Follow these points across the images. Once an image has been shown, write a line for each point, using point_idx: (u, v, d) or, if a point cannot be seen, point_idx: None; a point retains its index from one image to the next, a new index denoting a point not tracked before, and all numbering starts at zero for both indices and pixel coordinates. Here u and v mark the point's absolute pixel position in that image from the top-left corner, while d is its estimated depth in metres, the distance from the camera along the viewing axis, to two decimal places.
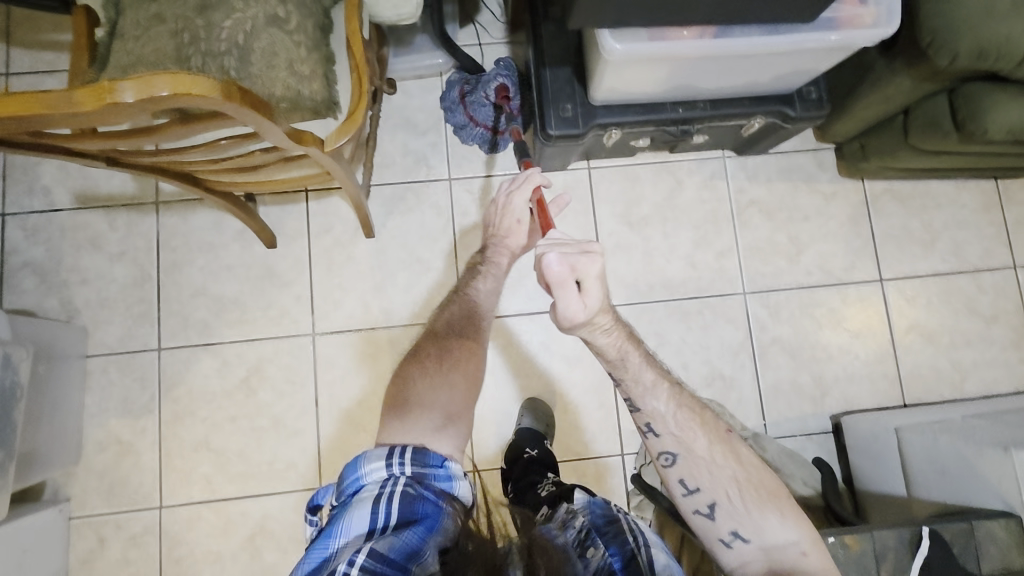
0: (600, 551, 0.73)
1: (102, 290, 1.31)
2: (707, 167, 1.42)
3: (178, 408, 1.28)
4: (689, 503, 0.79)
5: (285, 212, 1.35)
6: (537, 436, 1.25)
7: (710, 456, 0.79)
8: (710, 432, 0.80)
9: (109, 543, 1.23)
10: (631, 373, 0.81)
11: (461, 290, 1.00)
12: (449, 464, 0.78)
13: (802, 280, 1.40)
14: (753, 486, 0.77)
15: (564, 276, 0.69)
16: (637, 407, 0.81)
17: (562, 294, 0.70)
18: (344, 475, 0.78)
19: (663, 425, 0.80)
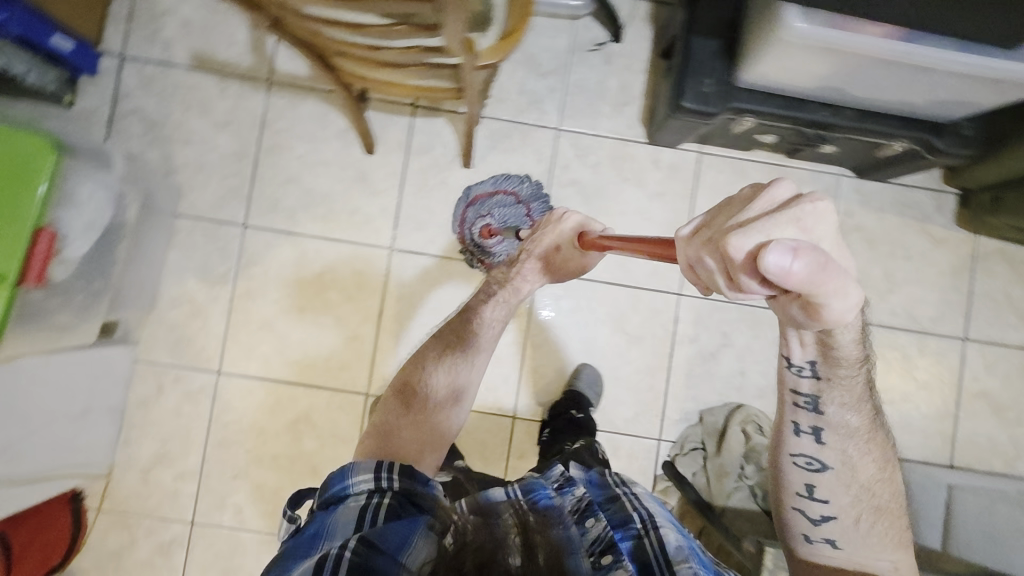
0: (601, 524, 0.75)
1: (202, 154, 1.33)
2: (822, 181, 1.35)
3: (251, 285, 1.32)
4: (799, 501, 0.81)
5: (390, 122, 1.34)
6: (583, 400, 1.27)
7: (864, 479, 0.79)
8: (878, 456, 0.80)
9: (166, 392, 1.30)
10: (843, 378, 0.76)
11: (466, 312, 1.05)
12: (434, 485, 0.80)
13: (884, 319, 1.35)
14: (886, 516, 0.79)
15: (815, 263, 0.56)
16: (821, 410, 0.77)
17: (826, 280, 0.58)
18: (331, 482, 0.82)
19: (831, 434, 0.78)
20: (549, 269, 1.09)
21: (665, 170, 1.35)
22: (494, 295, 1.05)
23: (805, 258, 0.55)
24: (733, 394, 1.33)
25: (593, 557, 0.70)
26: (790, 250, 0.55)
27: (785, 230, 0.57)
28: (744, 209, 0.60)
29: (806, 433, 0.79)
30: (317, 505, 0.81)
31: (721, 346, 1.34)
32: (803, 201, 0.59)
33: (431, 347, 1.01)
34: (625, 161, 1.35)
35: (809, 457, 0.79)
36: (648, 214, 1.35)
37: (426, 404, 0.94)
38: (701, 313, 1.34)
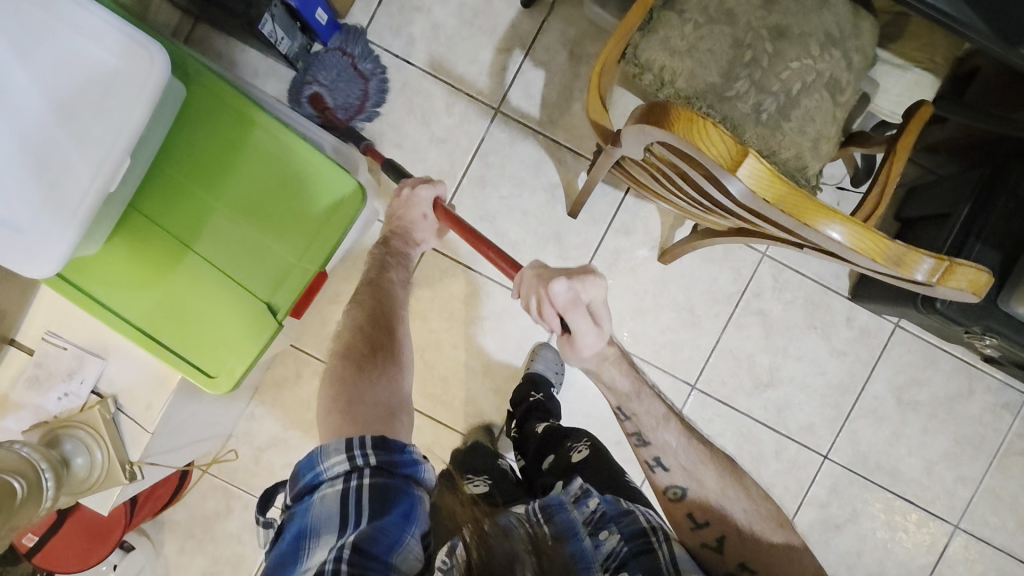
0: (615, 537, 0.66)
1: (409, 163, 1.28)
2: (1005, 394, 1.30)
3: (414, 306, 1.30)
4: (690, 537, 0.75)
5: (602, 192, 1.29)
6: (542, 382, 1.24)
7: (718, 487, 0.78)
8: (722, 465, 0.80)
9: (303, 381, 1.29)
10: (643, 408, 0.86)
11: (376, 278, 0.94)
12: (412, 447, 0.71)
13: (1015, 548, 1.32)
14: (761, 520, 0.75)
15: (571, 301, 0.78)
16: (647, 441, 0.84)
17: (578, 320, 0.79)
18: (299, 469, 0.70)
19: (673, 458, 0.81)
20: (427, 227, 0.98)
21: (855, 331, 1.30)
22: (393, 264, 0.96)
23: (576, 289, 0.78)
24: (842, 570, 1.31)
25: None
26: (569, 286, 0.78)
27: (578, 286, 0.78)
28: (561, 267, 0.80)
29: (656, 468, 0.81)
30: (289, 499, 0.69)
31: (848, 521, 1.31)
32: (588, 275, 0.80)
33: (374, 309, 0.90)
34: (820, 309, 1.30)
35: (672, 483, 0.79)
36: (824, 368, 1.30)
37: (379, 375, 0.84)
38: (839, 481, 1.31)
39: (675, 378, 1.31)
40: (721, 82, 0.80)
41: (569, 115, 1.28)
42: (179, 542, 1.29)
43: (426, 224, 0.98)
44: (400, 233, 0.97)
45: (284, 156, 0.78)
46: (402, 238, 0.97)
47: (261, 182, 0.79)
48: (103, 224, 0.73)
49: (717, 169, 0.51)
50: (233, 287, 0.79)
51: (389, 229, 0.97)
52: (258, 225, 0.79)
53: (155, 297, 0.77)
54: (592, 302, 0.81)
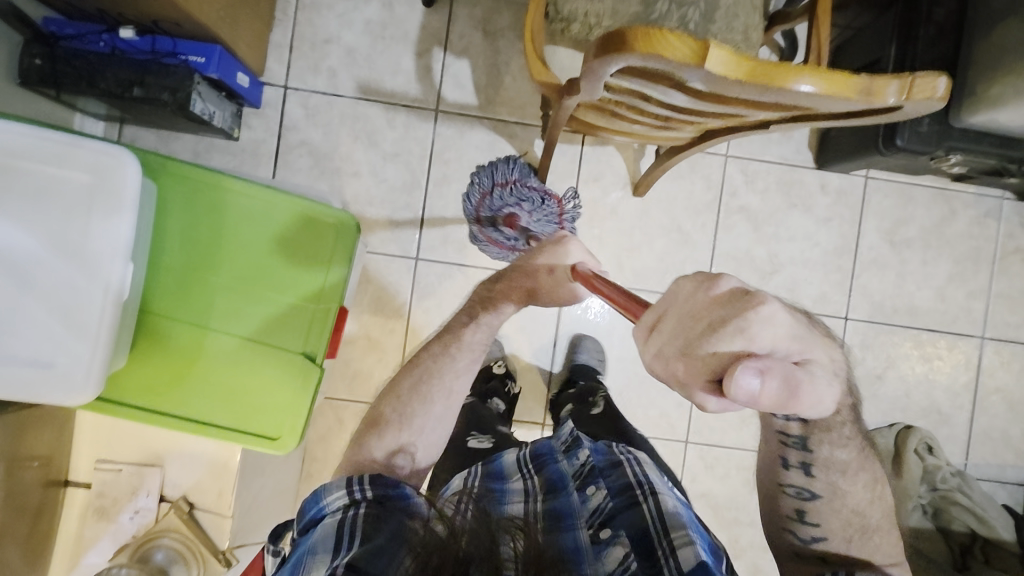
0: (601, 490, 0.86)
1: (372, 187, 1.31)
2: (983, 203, 1.37)
3: (426, 319, 1.32)
4: (791, 524, 0.76)
5: (560, 151, 1.33)
6: (587, 369, 1.29)
7: (854, 501, 0.74)
8: (872, 478, 0.74)
9: (347, 425, 1.31)
10: (831, 421, 0.68)
11: (439, 339, 1.01)
12: (407, 485, 0.76)
13: None
14: (876, 533, 0.75)
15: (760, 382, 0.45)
16: (811, 447, 0.70)
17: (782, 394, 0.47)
18: (303, 508, 0.76)
19: (823, 469, 0.72)
20: (544, 286, 0.98)
21: (832, 195, 1.36)
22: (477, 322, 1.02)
23: (768, 369, 0.45)
24: (898, 414, 1.37)
25: (593, 530, 0.78)
26: (760, 372, 0.45)
27: (745, 346, 0.47)
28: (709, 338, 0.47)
29: (794, 467, 0.73)
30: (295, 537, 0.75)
31: (887, 368, 1.37)
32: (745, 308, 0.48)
33: (404, 371, 1.00)
34: (793, 186, 1.36)
35: (799, 487, 0.74)
36: (815, 238, 1.37)
37: (400, 434, 0.91)
38: (866, 336, 1.37)
39: None
40: (642, 10, 0.85)
41: (503, 91, 1.31)
42: None
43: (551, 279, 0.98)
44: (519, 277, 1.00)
45: (271, 214, 0.79)
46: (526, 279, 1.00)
47: (253, 249, 0.80)
48: (123, 337, 0.74)
49: (684, 68, 0.54)
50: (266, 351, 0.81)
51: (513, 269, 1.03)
52: (268, 287, 0.81)
53: (194, 387, 0.79)
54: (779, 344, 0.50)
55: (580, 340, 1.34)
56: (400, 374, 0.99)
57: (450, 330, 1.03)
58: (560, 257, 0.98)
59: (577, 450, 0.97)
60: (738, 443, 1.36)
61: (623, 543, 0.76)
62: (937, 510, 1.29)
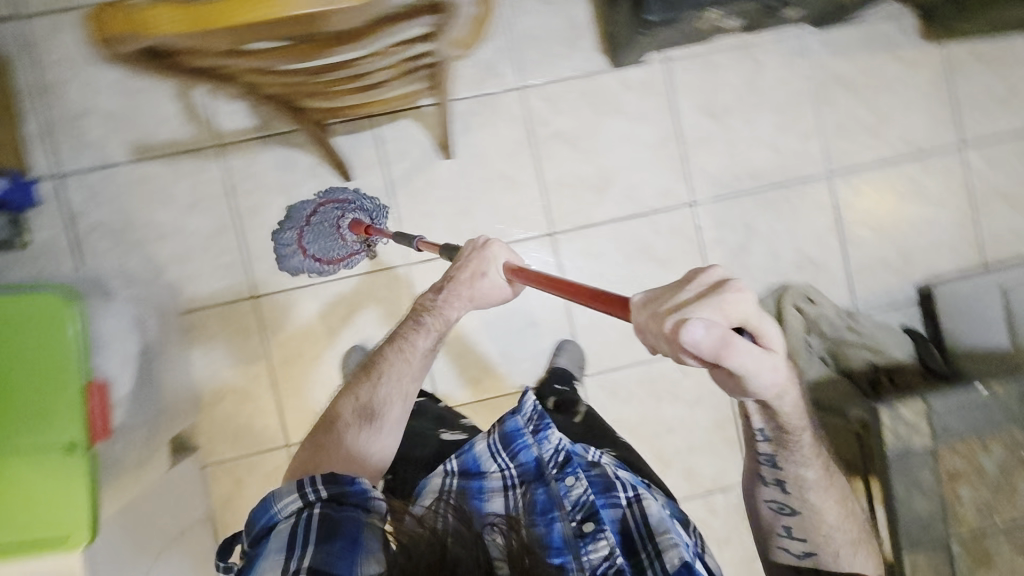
0: (580, 485, 0.82)
1: (184, 243, 1.27)
2: (787, 46, 1.35)
3: (286, 352, 1.29)
4: (781, 540, 0.85)
5: (356, 141, 1.29)
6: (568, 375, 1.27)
7: (830, 518, 0.80)
8: (840, 496, 0.81)
9: (246, 482, 1.29)
10: (798, 443, 0.74)
11: (395, 343, 0.99)
12: (362, 480, 0.80)
13: (886, 155, 1.39)
14: (861, 546, 0.83)
15: (719, 338, 0.51)
16: (780, 466, 0.77)
17: (740, 357, 0.53)
18: (256, 515, 0.81)
19: (800, 487, 0.79)
20: (476, 297, 0.96)
21: (639, 90, 1.34)
22: (420, 327, 0.98)
23: (723, 331, 0.51)
24: (774, 277, 1.37)
25: (575, 523, 0.78)
26: (711, 326, 0.51)
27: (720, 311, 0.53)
28: (682, 294, 0.55)
29: (772, 483, 0.81)
30: (248, 546, 0.79)
31: (749, 237, 1.36)
32: (725, 287, 0.54)
33: (363, 379, 0.98)
34: (597, 94, 1.33)
35: (778, 504, 0.82)
36: (636, 138, 1.34)
37: (358, 439, 0.91)
38: (718, 214, 1.36)
39: (535, 239, 1.33)
40: None
41: None
42: None
43: (476, 281, 0.95)
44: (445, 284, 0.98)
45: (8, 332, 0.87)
46: (452, 290, 0.96)
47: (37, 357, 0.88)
48: None
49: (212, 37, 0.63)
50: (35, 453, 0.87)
51: (442, 281, 0.98)
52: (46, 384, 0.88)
53: None
54: (747, 322, 0.55)
55: (557, 350, 1.33)
56: (357, 379, 0.99)
57: (400, 334, 1.00)
58: (486, 260, 0.95)
59: (545, 432, 0.90)
60: (632, 359, 1.36)
61: (607, 538, 0.77)
62: (834, 355, 1.30)
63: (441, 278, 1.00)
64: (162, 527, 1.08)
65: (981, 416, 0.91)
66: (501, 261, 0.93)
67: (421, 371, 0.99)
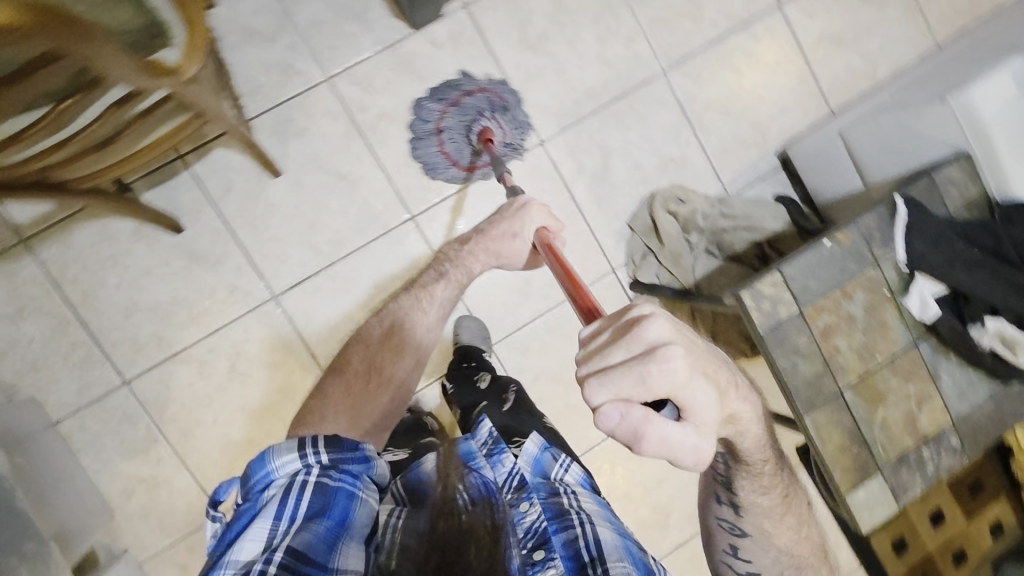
0: (535, 510, 0.74)
1: (26, 353, 1.17)
2: None
3: (182, 425, 1.22)
4: (727, 556, 0.83)
5: (173, 188, 1.19)
6: (474, 351, 1.27)
7: (784, 538, 0.80)
8: (796, 523, 0.81)
9: (191, 564, 1.24)
10: (759, 470, 0.77)
11: (417, 286, 1.04)
12: (364, 447, 0.77)
13: (711, 35, 1.37)
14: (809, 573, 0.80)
15: (634, 422, 0.54)
16: (736, 496, 0.79)
17: (657, 443, 0.55)
18: (251, 471, 0.73)
19: (750, 507, 0.79)
20: (501, 254, 1.03)
21: (449, 43, 1.27)
22: (442, 277, 1.04)
23: (638, 413, 0.55)
24: (642, 188, 1.36)
25: (527, 552, 0.68)
26: (627, 409, 0.55)
27: (638, 385, 0.56)
28: (609, 354, 0.58)
29: (725, 504, 0.81)
30: (240, 500, 0.72)
31: (607, 157, 1.34)
32: (652, 356, 0.57)
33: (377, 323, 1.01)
34: (409, 60, 1.26)
35: (729, 523, 0.81)
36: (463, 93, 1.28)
37: (367, 386, 0.95)
38: (570, 143, 1.33)
39: (397, 227, 1.28)
40: None
41: None
42: None
43: (509, 243, 1.02)
44: (478, 241, 1.04)
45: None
46: (480, 247, 1.03)
47: None
48: None
49: None
50: None
51: (469, 237, 1.05)
52: None
53: None
54: (671, 395, 0.57)
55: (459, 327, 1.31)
56: (372, 321, 1.02)
57: (421, 284, 1.04)
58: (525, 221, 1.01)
59: (497, 457, 0.84)
60: (532, 312, 1.35)
61: (557, 565, 0.66)
62: (719, 245, 1.31)
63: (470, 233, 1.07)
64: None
65: (832, 267, 1.05)
66: (537, 228, 1.00)
67: (438, 324, 1.03)
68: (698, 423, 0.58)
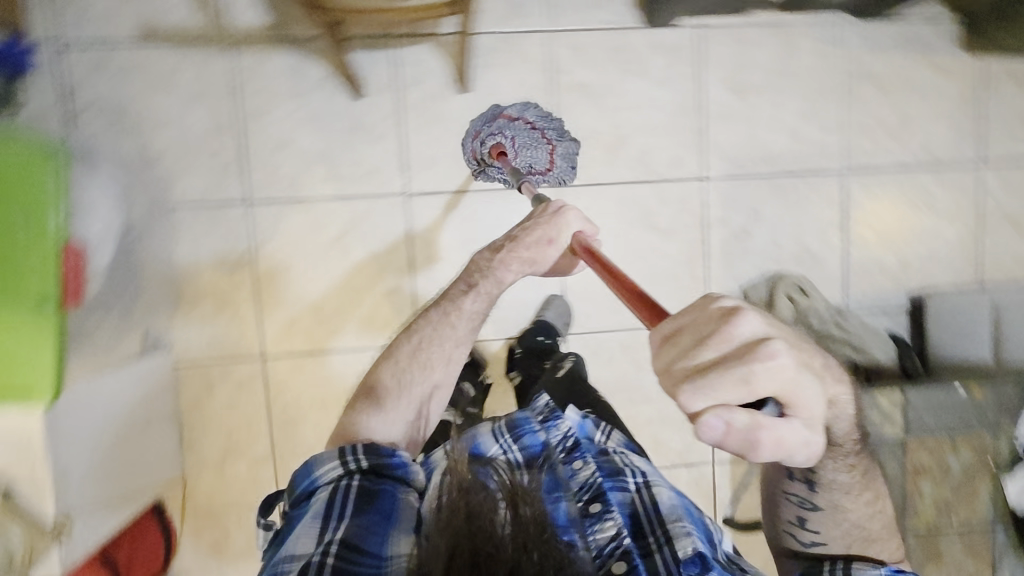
0: (589, 467, 0.80)
1: (182, 135, 1.24)
2: (824, 31, 1.32)
3: (273, 263, 1.28)
4: (790, 526, 0.79)
5: (373, 59, 1.25)
6: (552, 329, 1.28)
7: (857, 513, 0.75)
8: (875, 491, 0.76)
9: (216, 388, 1.28)
10: (843, 445, 0.71)
11: (442, 301, 0.97)
12: (401, 453, 0.77)
13: (903, 160, 1.37)
14: (877, 540, 0.76)
15: (741, 425, 0.50)
16: (813, 470, 0.74)
17: (760, 443, 0.52)
18: (297, 478, 0.78)
19: (826, 485, 0.74)
20: (537, 260, 0.96)
21: (668, 52, 1.30)
22: (473, 289, 0.96)
23: (744, 415, 0.50)
24: (771, 265, 1.36)
25: (582, 504, 0.75)
26: (730, 415, 0.50)
27: (741, 386, 0.50)
28: (702, 352, 0.52)
29: (797, 478, 0.76)
30: (290, 505, 0.77)
31: (754, 221, 1.35)
32: (753, 351, 0.51)
33: (402, 340, 0.95)
34: (626, 50, 1.29)
35: (801, 497, 0.76)
36: (657, 102, 1.31)
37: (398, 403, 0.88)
38: (727, 192, 1.34)
39: (539, 188, 1.31)
40: None
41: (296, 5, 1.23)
42: None
43: (545, 250, 0.96)
44: (513, 251, 0.97)
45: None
46: (514, 258, 0.96)
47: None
48: None
49: None
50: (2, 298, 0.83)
51: (503, 242, 0.99)
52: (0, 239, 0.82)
53: None
54: (775, 393, 0.53)
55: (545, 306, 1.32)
56: (397, 342, 0.95)
57: (448, 297, 0.97)
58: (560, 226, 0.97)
59: (552, 422, 0.88)
60: (617, 324, 1.36)
61: (615, 516, 0.73)
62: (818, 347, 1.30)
63: (506, 239, 1.00)
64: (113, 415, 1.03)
65: (948, 414, 1.14)
66: (574, 231, 0.96)
67: (472, 334, 0.95)
68: (793, 414, 0.55)
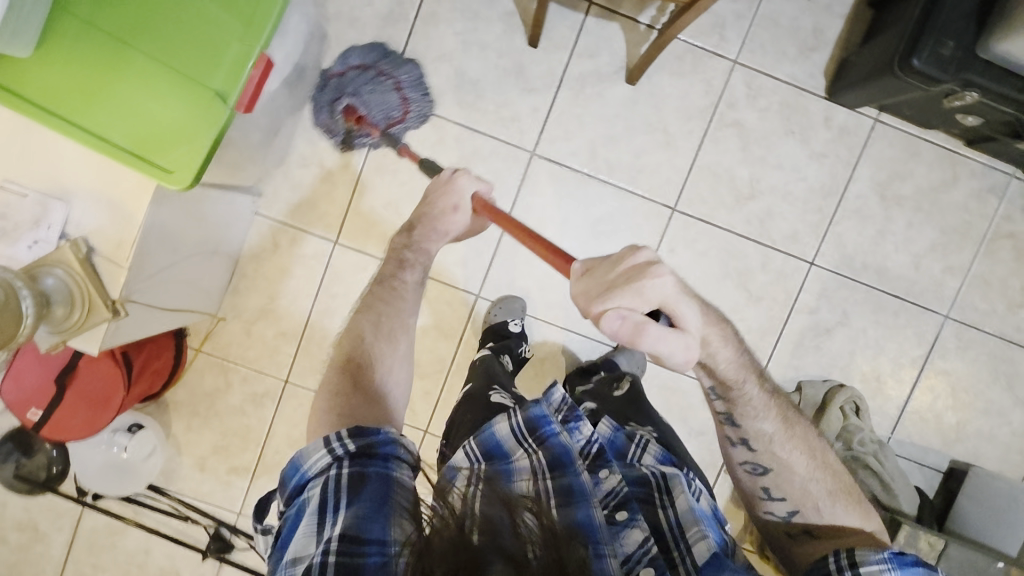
0: (615, 473, 0.76)
1: (357, 8, 1.24)
2: (989, 177, 1.29)
3: (382, 160, 1.28)
4: (766, 504, 0.83)
5: (561, 16, 1.24)
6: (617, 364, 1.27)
7: (804, 470, 0.80)
8: (807, 446, 0.81)
9: (280, 250, 1.29)
10: (743, 397, 0.79)
11: (383, 283, 0.95)
12: (387, 430, 0.71)
13: (1007, 331, 1.33)
14: (841, 496, 0.80)
15: (632, 320, 0.65)
16: (739, 424, 0.81)
17: (654, 339, 0.66)
18: (285, 476, 0.70)
19: (761, 442, 0.80)
20: (451, 230, 0.99)
21: (835, 131, 1.28)
22: (410, 263, 0.97)
23: (637, 315, 0.65)
24: (836, 371, 1.34)
25: (608, 511, 0.72)
26: (626, 314, 0.65)
27: (635, 294, 0.66)
28: (610, 271, 0.69)
29: (738, 445, 0.82)
30: (284, 506, 0.69)
31: (840, 324, 1.33)
32: (646, 272, 0.68)
33: (359, 322, 0.91)
34: (795, 111, 1.28)
35: (752, 464, 0.82)
36: (802, 173, 1.29)
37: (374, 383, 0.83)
38: (827, 287, 1.32)
39: (655, 201, 1.29)
40: None
41: None
42: (185, 421, 1.32)
43: (455, 216, 0.98)
44: (421, 218, 0.99)
45: None
46: (429, 230, 0.98)
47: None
48: (28, 22, 0.75)
49: None
50: (183, 79, 0.85)
51: (415, 218, 1.00)
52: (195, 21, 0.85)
53: (99, 103, 0.82)
54: (664, 306, 0.68)
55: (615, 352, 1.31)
56: (349, 333, 0.90)
57: (384, 275, 0.97)
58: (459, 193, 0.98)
59: (574, 425, 0.85)
60: None
61: (641, 525, 0.70)
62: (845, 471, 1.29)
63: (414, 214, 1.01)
64: (188, 231, 1.02)
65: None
66: (474, 194, 0.97)
67: (417, 304, 0.95)
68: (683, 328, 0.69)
